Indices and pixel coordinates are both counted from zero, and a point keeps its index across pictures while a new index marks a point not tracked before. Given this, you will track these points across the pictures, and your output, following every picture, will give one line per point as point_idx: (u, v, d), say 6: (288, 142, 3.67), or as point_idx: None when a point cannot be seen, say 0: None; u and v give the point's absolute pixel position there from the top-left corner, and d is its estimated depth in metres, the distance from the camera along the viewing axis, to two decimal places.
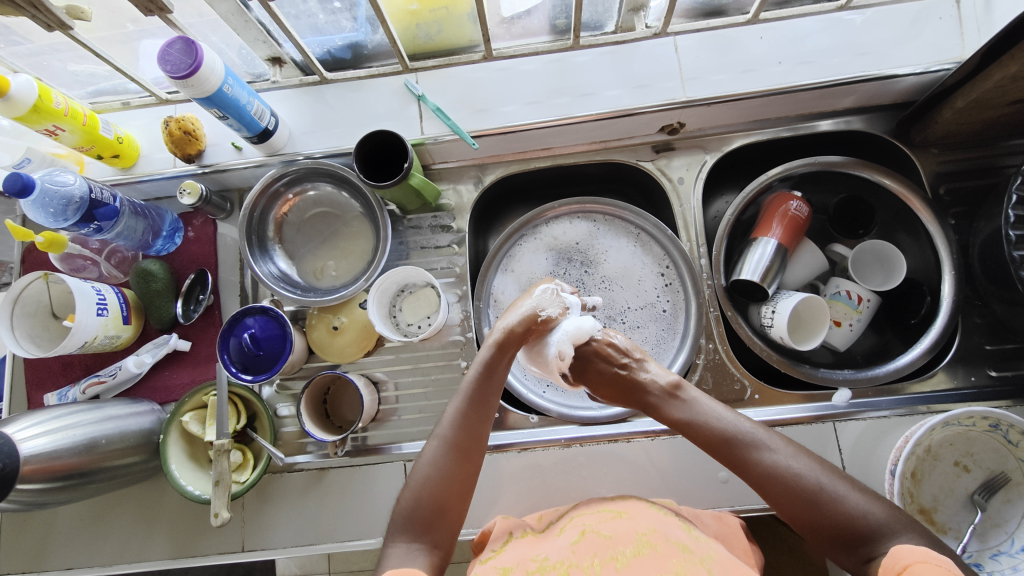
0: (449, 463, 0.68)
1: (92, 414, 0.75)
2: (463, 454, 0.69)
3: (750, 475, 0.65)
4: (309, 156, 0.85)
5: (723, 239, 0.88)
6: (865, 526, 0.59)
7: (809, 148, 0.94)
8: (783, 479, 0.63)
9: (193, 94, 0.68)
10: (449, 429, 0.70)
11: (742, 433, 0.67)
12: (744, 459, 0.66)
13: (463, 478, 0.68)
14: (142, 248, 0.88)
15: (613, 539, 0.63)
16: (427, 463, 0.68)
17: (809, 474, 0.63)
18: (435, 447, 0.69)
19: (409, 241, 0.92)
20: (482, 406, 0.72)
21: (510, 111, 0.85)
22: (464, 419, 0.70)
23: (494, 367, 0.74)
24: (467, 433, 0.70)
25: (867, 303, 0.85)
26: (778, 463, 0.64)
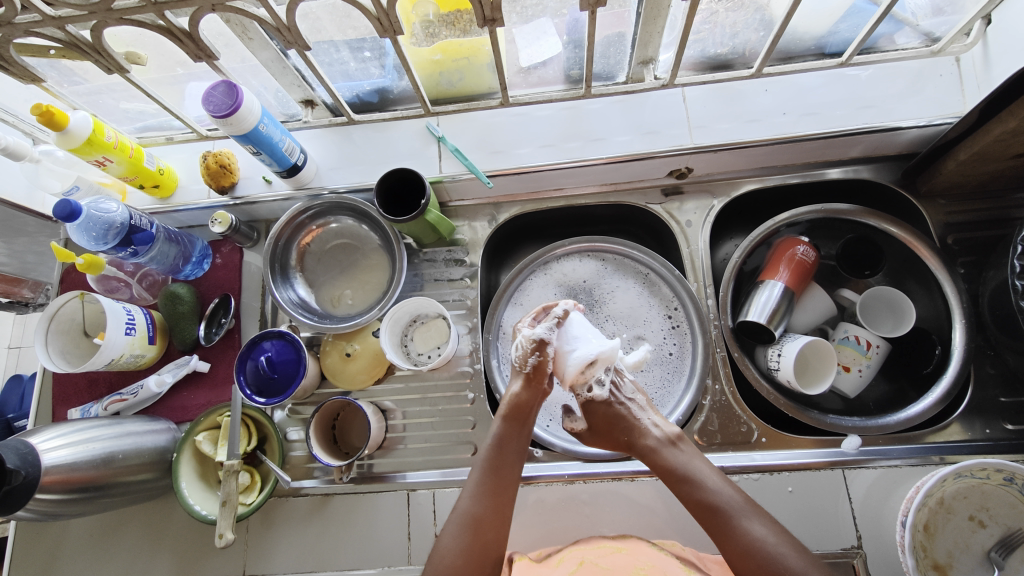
0: (470, 536, 0.67)
1: (111, 430, 0.78)
2: (488, 525, 0.69)
3: (732, 546, 0.65)
4: (334, 190, 0.90)
5: (731, 281, 0.90)
6: None
7: (817, 195, 0.96)
8: (770, 556, 0.63)
9: (231, 131, 0.73)
10: (470, 501, 0.71)
11: (731, 503, 0.68)
12: (730, 530, 0.66)
13: (486, 548, 0.67)
14: (172, 272, 0.92)
15: (611, 571, 0.66)
16: (447, 535, 0.68)
17: (789, 559, 0.62)
18: (459, 512, 0.70)
19: (424, 273, 0.96)
20: (501, 478, 0.73)
21: (525, 153, 0.90)
22: (484, 488, 0.72)
23: (506, 438, 0.76)
24: (491, 506, 0.70)
25: (876, 349, 0.85)
26: (764, 538, 0.64)
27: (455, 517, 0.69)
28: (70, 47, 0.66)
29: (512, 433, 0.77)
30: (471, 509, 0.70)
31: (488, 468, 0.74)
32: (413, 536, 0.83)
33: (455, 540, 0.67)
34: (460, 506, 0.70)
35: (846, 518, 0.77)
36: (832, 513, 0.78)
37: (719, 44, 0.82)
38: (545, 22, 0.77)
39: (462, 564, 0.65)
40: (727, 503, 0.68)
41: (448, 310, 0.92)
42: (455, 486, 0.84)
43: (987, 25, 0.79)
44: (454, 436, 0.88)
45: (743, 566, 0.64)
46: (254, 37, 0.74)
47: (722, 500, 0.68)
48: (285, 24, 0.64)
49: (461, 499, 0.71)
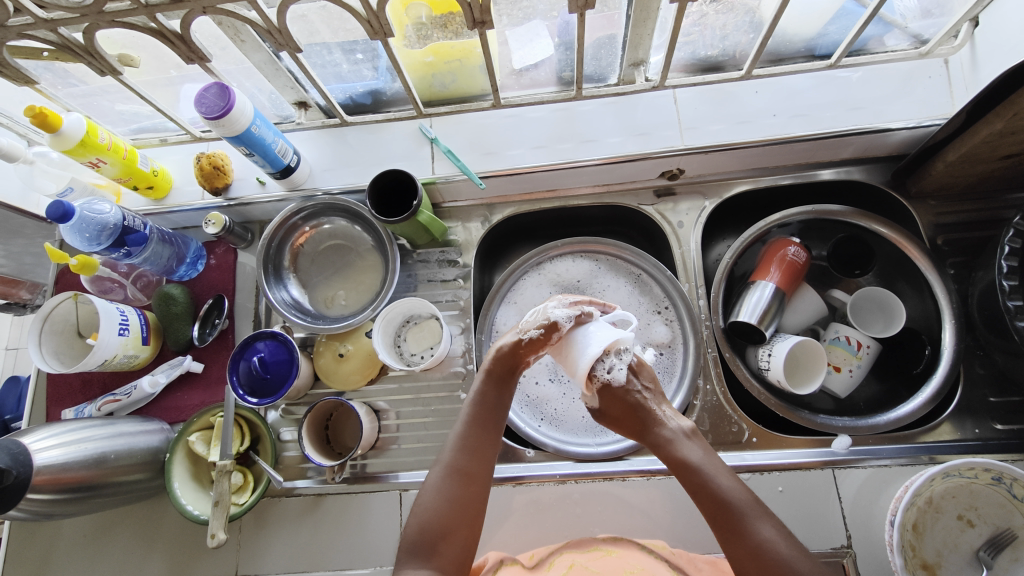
0: (455, 489, 0.69)
1: (104, 430, 0.79)
2: (472, 478, 0.70)
3: (737, 549, 0.62)
4: (327, 191, 0.91)
5: (722, 282, 0.90)
6: None
7: (808, 196, 0.96)
8: (772, 562, 0.60)
9: (223, 133, 0.74)
10: (453, 454, 0.72)
11: (739, 503, 0.64)
12: (735, 531, 0.63)
13: (469, 501, 0.69)
14: (166, 273, 0.93)
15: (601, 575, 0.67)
16: (432, 488, 0.70)
17: (799, 564, 0.59)
18: (437, 481, 0.70)
19: (417, 274, 0.96)
20: (485, 431, 0.74)
21: (517, 155, 0.90)
22: (466, 445, 0.72)
23: (490, 394, 0.76)
24: (474, 459, 0.71)
25: (867, 350, 0.86)
26: (768, 543, 0.61)
27: (438, 470, 0.71)
28: (63, 49, 0.67)
29: (495, 389, 0.77)
30: (455, 462, 0.71)
31: (469, 425, 0.74)
32: None
33: (436, 493, 0.69)
34: (443, 460, 0.72)
35: (836, 518, 0.78)
36: (821, 513, 0.78)
37: (709, 46, 0.83)
38: (537, 25, 0.77)
39: (445, 513, 0.67)
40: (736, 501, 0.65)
41: (441, 311, 0.93)
42: None
43: (975, 27, 0.80)
44: (446, 436, 0.89)
45: (744, 567, 0.61)
46: (246, 39, 0.75)
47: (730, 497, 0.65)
48: (276, 26, 0.65)
49: (444, 454, 0.72)
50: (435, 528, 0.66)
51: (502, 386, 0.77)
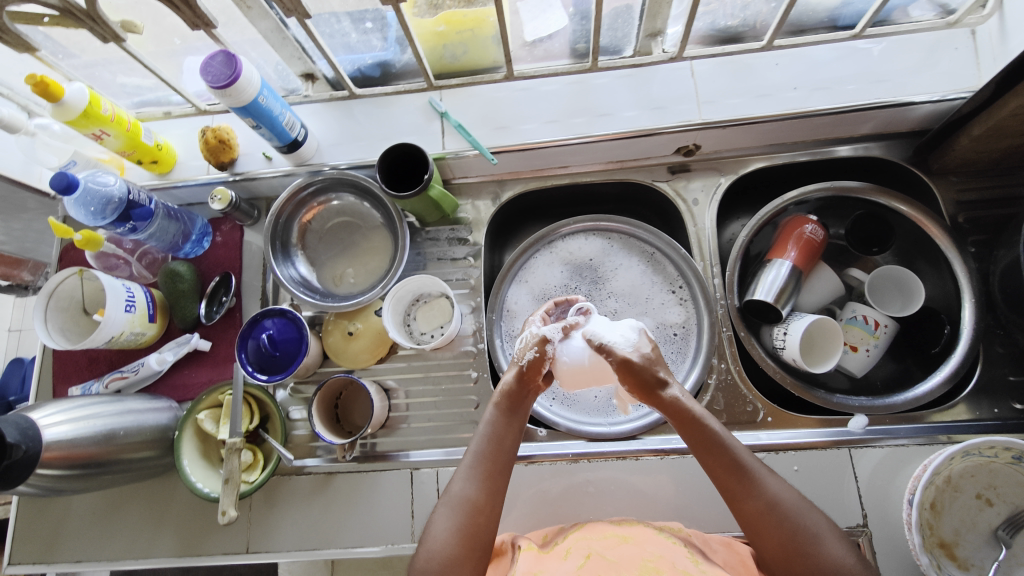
0: (465, 522, 0.64)
1: (113, 407, 0.78)
2: (483, 515, 0.65)
3: (747, 507, 0.64)
4: (334, 166, 0.88)
5: (738, 261, 0.89)
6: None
7: (826, 173, 0.94)
8: (783, 516, 0.63)
9: (230, 103, 0.72)
10: (461, 487, 0.67)
11: (750, 463, 0.66)
12: (743, 490, 0.65)
13: (480, 534, 0.64)
14: (172, 250, 0.91)
15: (618, 563, 0.65)
16: (442, 525, 0.64)
17: (808, 518, 0.63)
18: (449, 517, 0.65)
19: (426, 252, 0.94)
20: (495, 462, 0.68)
21: (530, 129, 0.87)
22: (477, 477, 0.67)
23: (502, 428, 0.70)
24: (485, 489, 0.67)
25: (885, 329, 0.85)
26: (777, 497, 0.64)
27: (447, 504, 0.66)
28: (63, 14, 0.64)
29: (506, 420, 0.71)
30: (465, 493, 0.66)
31: (480, 459, 0.68)
32: (415, 516, 0.83)
33: (449, 527, 0.64)
34: (455, 494, 0.66)
35: (852, 498, 0.77)
36: (836, 492, 0.77)
37: (729, 16, 0.81)
38: None
39: (457, 554, 0.63)
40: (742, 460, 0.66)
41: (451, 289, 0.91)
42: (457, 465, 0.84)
43: None
44: (457, 415, 0.88)
45: (756, 527, 0.64)
46: (253, 6, 0.71)
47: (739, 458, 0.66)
48: None
49: (455, 486, 0.67)
50: (445, 563, 0.62)
51: (511, 414, 0.71)
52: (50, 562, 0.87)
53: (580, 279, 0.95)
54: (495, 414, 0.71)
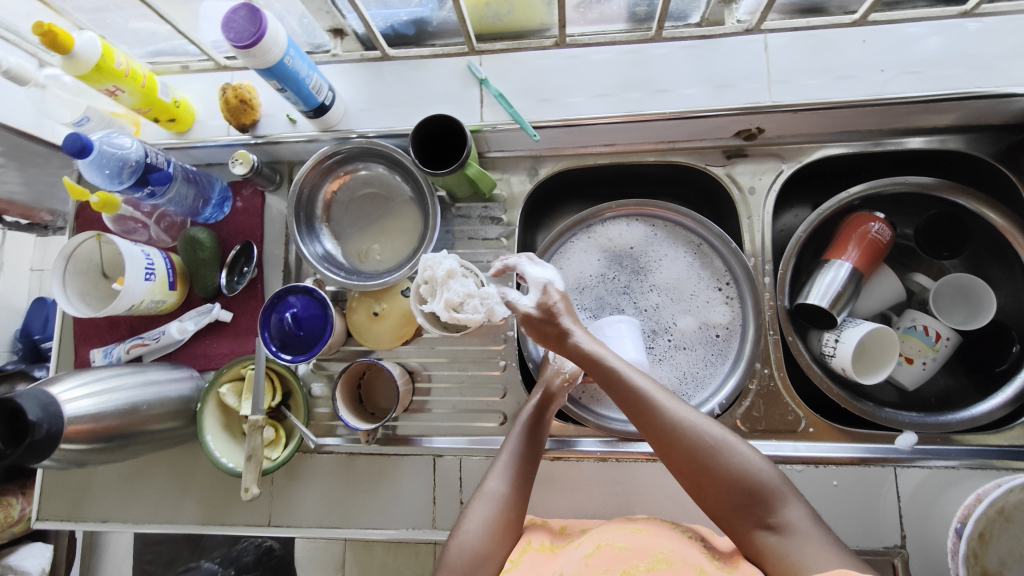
0: (497, 516, 0.67)
1: (134, 378, 0.77)
2: (515, 514, 0.68)
3: (649, 427, 0.64)
4: (363, 134, 0.82)
5: (792, 258, 0.82)
6: (757, 482, 0.60)
7: (899, 166, 0.85)
8: (684, 437, 0.62)
9: (254, 64, 0.65)
10: (494, 482, 0.69)
11: (649, 391, 0.65)
12: (648, 414, 0.64)
13: (510, 527, 0.67)
14: (192, 215, 0.87)
15: (629, 551, 0.63)
16: (474, 517, 0.67)
17: (765, 472, 0.61)
18: (484, 513, 0.67)
19: (457, 230, 0.89)
20: (527, 459, 0.72)
21: (577, 103, 0.80)
22: (511, 473, 0.70)
23: (536, 428, 0.74)
24: (516, 486, 0.69)
25: (946, 342, 0.79)
26: (684, 429, 0.63)
27: (482, 500, 0.68)
28: None
29: (538, 429, 0.75)
30: (496, 489, 0.69)
31: (518, 463, 0.71)
32: (437, 501, 0.82)
33: (482, 522, 0.66)
34: (492, 490, 0.68)
35: (891, 518, 0.74)
36: (874, 510, 0.74)
37: None
38: None
39: (487, 546, 0.65)
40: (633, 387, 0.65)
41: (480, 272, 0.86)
42: (481, 455, 0.82)
43: None
44: (482, 403, 0.85)
45: (659, 444, 0.64)
46: None
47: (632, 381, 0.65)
48: None
49: (490, 484, 0.69)
50: (475, 554, 0.64)
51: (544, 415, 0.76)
52: (77, 520, 0.88)
53: (620, 268, 0.90)
54: (531, 417, 0.75)
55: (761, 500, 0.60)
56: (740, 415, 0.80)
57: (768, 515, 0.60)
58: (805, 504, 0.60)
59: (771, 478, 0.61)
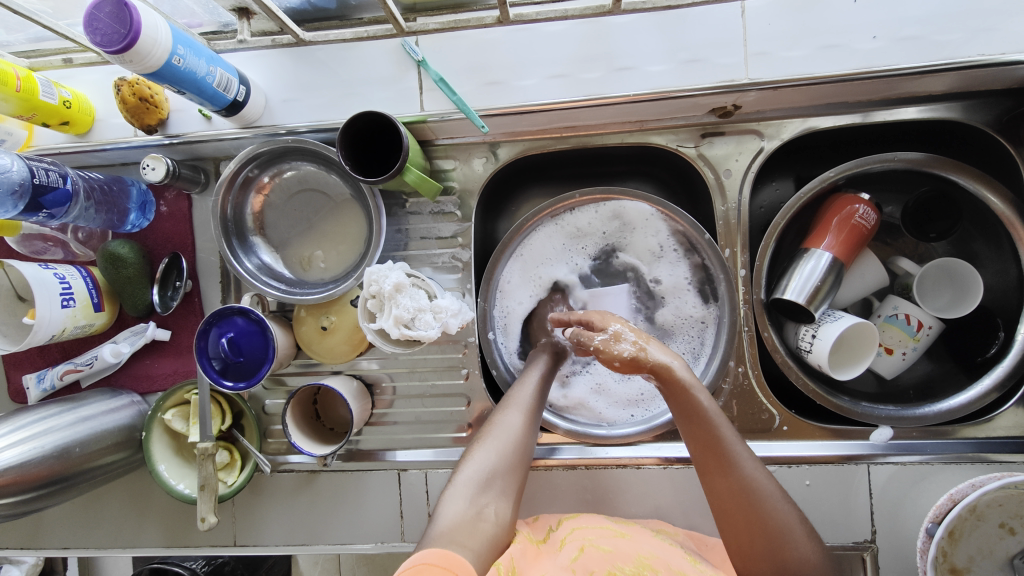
0: (512, 446, 0.65)
1: (65, 418, 0.71)
2: (530, 441, 0.67)
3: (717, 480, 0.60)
4: (291, 130, 0.72)
5: (771, 246, 0.76)
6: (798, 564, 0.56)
7: (889, 137, 0.77)
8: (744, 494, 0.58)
9: (135, 70, 0.55)
10: (511, 416, 0.68)
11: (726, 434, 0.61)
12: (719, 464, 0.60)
13: (522, 455, 0.66)
14: (110, 227, 0.78)
15: (613, 554, 0.62)
16: (485, 445, 0.66)
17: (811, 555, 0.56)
18: (508, 433, 0.66)
19: (408, 229, 0.81)
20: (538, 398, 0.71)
21: (530, 86, 0.71)
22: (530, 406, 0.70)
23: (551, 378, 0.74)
24: (528, 421, 0.68)
25: (928, 331, 0.75)
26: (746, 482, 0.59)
27: (492, 439, 0.66)
28: None
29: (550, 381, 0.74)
30: (509, 418, 0.68)
31: (534, 397, 0.71)
32: (405, 514, 0.80)
33: (492, 458, 0.64)
34: (510, 421, 0.67)
35: (863, 513, 0.73)
36: (847, 507, 0.73)
37: None
38: None
39: (500, 467, 0.64)
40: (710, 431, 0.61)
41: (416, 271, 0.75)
42: (448, 467, 0.80)
43: None
44: (447, 413, 0.81)
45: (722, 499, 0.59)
46: None
47: (714, 427, 0.60)
48: None
49: (507, 416, 0.68)
50: (485, 471, 0.63)
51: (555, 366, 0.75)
52: (37, 548, 0.85)
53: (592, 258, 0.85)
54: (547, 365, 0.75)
55: (799, 567, 0.56)
56: None
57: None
58: None
59: (811, 550, 0.57)
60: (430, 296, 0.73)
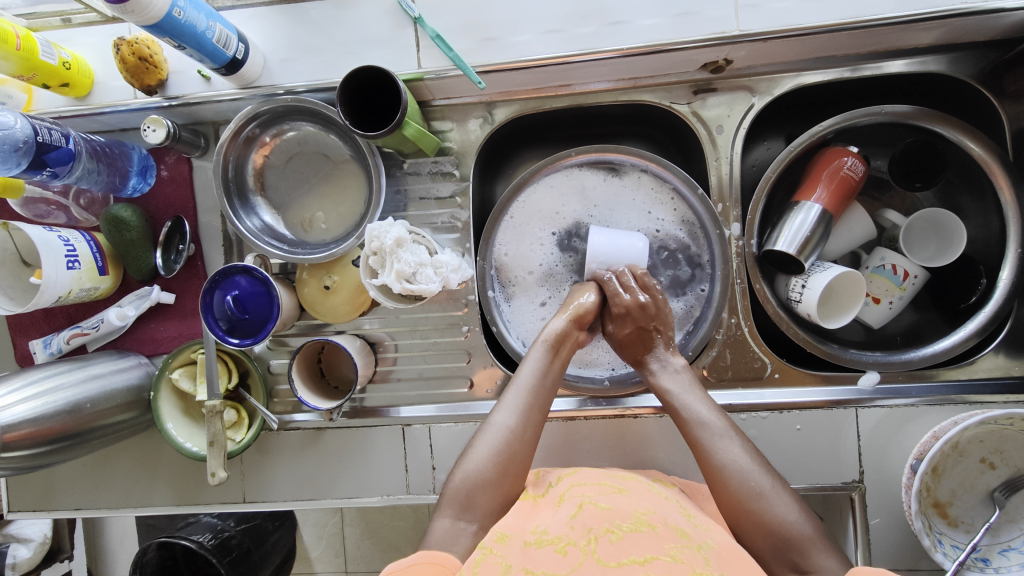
0: (501, 453, 0.66)
1: (76, 375, 0.72)
2: (520, 443, 0.67)
3: (702, 467, 0.65)
4: (290, 89, 0.73)
5: (762, 200, 0.77)
6: (792, 534, 0.58)
7: (878, 92, 0.79)
8: (727, 476, 0.62)
9: (137, 21, 0.56)
10: (507, 416, 0.68)
11: (704, 426, 0.66)
12: (703, 452, 0.65)
13: (515, 456, 0.66)
14: (112, 191, 0.79)
15: (611, 512, 0.62)
16: (479, 448, 0.67)
17: (802, 525, 0.59)
18: (496, 434, 0.67)
19: (407, 189, 0.82)
20: (536, 402, 0.70)
21: (524, 43, 0.72)
22: (525, 409, 0.69)
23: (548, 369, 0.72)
24: (520, 418, 0.68)
25: (914, 280, 0.77)
26: (726, 461, 0.63)
27: (488, 435, 0.68)
28: None
29: (553, 368, 0.72)
30: (503, 421, 0.68)
31: (526, 396, 0.70)
32: (410, 469, 0.82)
33: (483, 457, 0.66)
34: (499, 423, 0.68)
35: (851, 455, 0.76)
36: (836, 450, 0.76)
37: None
38: None
39: (492, 473, 0.65)
40: (696, 425, 0.67)
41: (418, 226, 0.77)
42: (451, 421, 0.82)
43: None
44: (449, 369, 0.84)
45: (709, 481, 0.64)
46: None
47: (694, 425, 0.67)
48: None
49: (498, 417, 0.69)
50: (472, 480, 0.65)
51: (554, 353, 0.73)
52: (50, 510, 0.87)
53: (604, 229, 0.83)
54: (543, 356, 0.72)
55: (795, 543, 0.58)
56: (705, 366, 0.79)
57: (800, 560, 0.58)
58: (837, 557, 0.57)
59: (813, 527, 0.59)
60: (430, 252, 0.75)
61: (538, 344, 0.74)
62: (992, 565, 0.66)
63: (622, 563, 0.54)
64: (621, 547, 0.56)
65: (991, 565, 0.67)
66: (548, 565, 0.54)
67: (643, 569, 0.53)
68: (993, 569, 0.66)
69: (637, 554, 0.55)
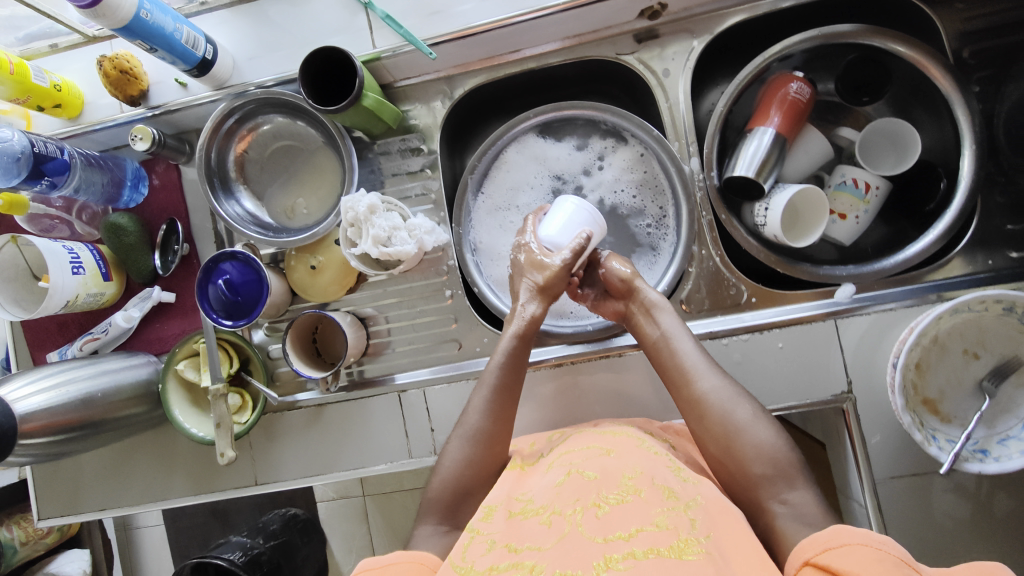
0: (476, 452, 0.69)
1: (88, 370, 0.77)
2: (495, 443, 0.70)
3: (683, 399, 0.67)
4: (259, 84, 0.79)
5: (717, 134, 0.80)
6: (771, 459, 0.61)
7: (815, 18, 0.83)
8: (710, 408, 0.65)
9: (109, 26, 0.63)
10: (478, 418, 0.70)
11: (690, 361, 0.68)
12: (686, 385, 0.67)
13: (491, 467, 0.69)
14: (110, 202, 0.85)
15: (599, 482, 0.59)
16: (455, 451, 0.69)
17: (782, 451, 0.62)
18: (468, 433, 0.70)
19: (380, 168, 0.86)
20: (508, 398, 0.72)
21: (468, 11, 0.77)
22: (492, 409, 0.70)
23: (517, 358, 0.73)
24: (495, 422, 0.70)
25: (876, 192, 0.79)
26: (706, 394, 0.66)
27: (463, 437, 0.70)
28: None
29: (523, 353, 0.74)
30: (477, 425, 0.70)
31: (495, 395, 0.71)
32: (411, 434, 0.85)
33: (460, 458, 0.69)
34: (470, 425, 0.70)
35: (838, 367, 0.76)
36: (822, 364, 0.76)
37: None
38: None
39: (471, 477, 0.68)
40: (679, 358, 0.69)
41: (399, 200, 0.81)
42: (445, 382, 0.85)
43: None
44: (439, 334, 0.87)
45: (692, 413, 0.66)
46: None
47: (681, 356, 0.69)
48: None
49: (470, 415, 0.71)
50: (454, 489, 0.67)
51: (525, 343, 0.74)
52: (78, 512, 0.91)
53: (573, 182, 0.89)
54: (513, 348, 0.73)
55: (780, 471, 0.61)
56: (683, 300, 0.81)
57: (781, 483, 0.60)
58: (811, 488, 0.60)
59: (787, 454, 0.62)
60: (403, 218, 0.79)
61: (509, 335, 0.74)
62: (992, 455, 0.66)
63: (608, 538, 0.53)
64: (606, 522, 0.55)
65: (990, 455, 0.66)
66: (533, 539, 0.55)
67: (629, 544, 0.52)
68: (993, 457, 0.65)
69: (624, 530, 0.54)
